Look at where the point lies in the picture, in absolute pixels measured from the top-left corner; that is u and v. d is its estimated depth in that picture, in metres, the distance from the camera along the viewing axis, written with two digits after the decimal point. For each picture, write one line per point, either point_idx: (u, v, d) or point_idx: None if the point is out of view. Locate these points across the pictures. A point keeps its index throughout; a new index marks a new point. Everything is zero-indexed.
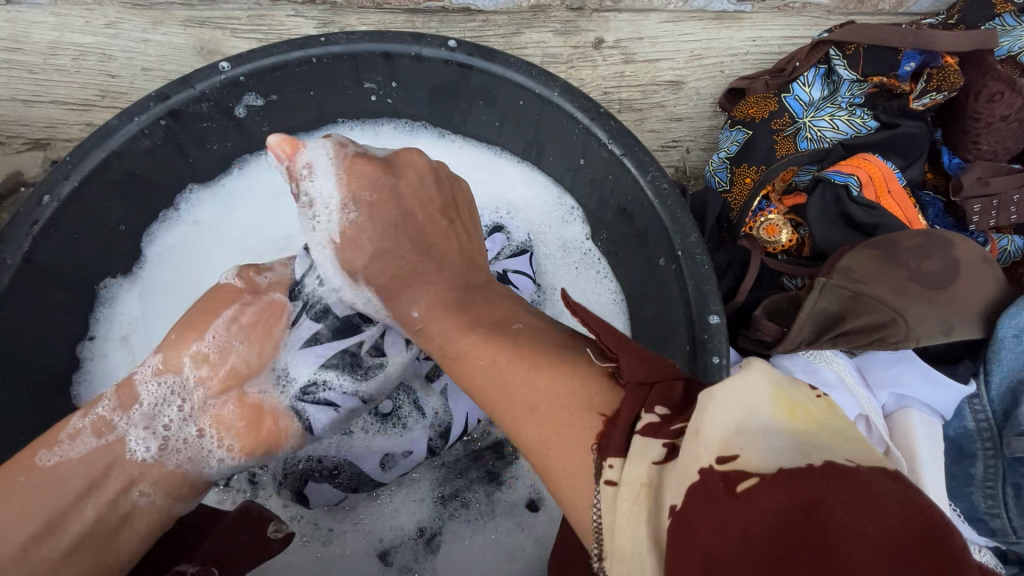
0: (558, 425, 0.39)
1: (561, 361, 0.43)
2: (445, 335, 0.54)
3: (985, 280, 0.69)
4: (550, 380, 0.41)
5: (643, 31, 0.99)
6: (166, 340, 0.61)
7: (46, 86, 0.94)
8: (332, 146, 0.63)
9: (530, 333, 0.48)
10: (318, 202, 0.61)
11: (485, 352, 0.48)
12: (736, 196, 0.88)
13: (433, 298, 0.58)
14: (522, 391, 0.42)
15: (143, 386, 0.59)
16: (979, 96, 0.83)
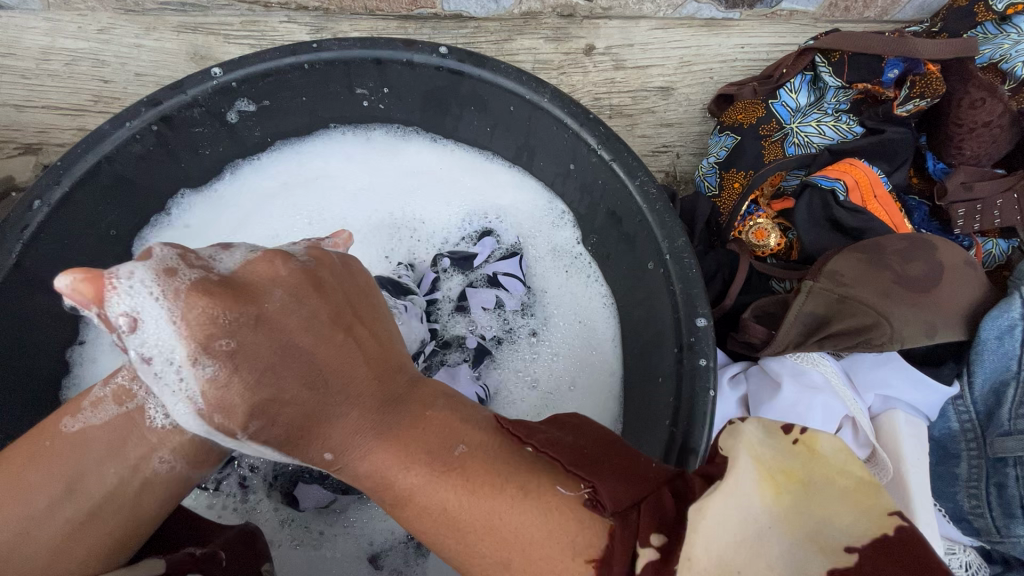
0: (542, 528, 0.39)
1: (523, 496, 0.40)
2: (372, 468, 0.44)
3: (968, 282, 0.71)
4: (517, 518, 0.39)
5: (633, 38, 1.00)
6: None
7: (38, 91, 0.94)
8: (155, 278, 0.43)
9: (475, 456, 0.43)
10: (308, 237, 0.56)
11: (428, 494, 0.42)
12: (725, 201, 0.89)
13: (353, 423, 0.45)
14: (488, 533, 0.39)
15: (157, 357, 0.56)
16: (961, 103, 0.84)
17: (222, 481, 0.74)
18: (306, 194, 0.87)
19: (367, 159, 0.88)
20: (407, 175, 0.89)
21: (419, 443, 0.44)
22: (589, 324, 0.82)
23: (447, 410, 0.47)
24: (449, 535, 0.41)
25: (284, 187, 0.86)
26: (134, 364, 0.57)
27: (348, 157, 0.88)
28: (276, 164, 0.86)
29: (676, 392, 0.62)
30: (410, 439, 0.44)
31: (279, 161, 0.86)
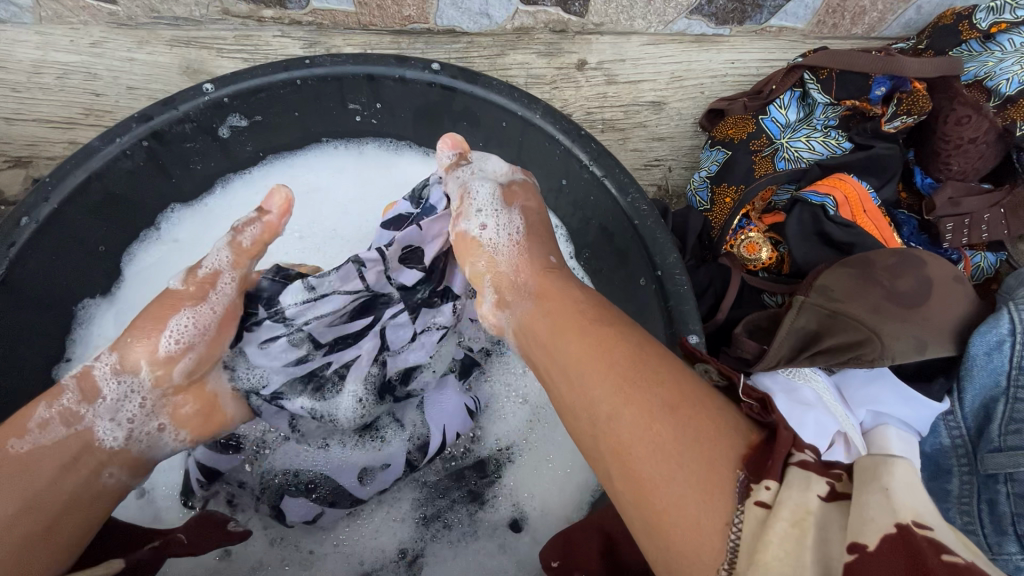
0: (700, 431, 0.39)
1: (683, 382, 0.42)
2: (560, 324, 0.51)
3: (957, 298, 0.71)
4: (678, 389, 0.42)
5: (624, 53, 1.01)
6: (122, 338, 0.58)
7: (29, 103, 0.94)
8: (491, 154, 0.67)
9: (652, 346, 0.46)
10: (489, 166, 0.66)
11: (602, 350, 0.46)
12: (715, 215, 0.90)
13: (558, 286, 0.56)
14: (650, 394, 0.41)
15: (105, 382, 0.57)
16: (948, 119, 0.85)
17: (208, 499, 0.72)
18: (296, 209, 0.86)
19: (359, 173, 0.88)
20: (398, 188, 0.88)
21: (615, 333, 0.47)
22: None
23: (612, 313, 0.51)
24: (613, 395, 0.42)
25: None
26: (83, 380, 0.56)
27: (341, 171, 0.88)
28: (268, 177, 0.86)
29: None
30: (600, 332, 0.48)
31: (270, 175, 0.86)
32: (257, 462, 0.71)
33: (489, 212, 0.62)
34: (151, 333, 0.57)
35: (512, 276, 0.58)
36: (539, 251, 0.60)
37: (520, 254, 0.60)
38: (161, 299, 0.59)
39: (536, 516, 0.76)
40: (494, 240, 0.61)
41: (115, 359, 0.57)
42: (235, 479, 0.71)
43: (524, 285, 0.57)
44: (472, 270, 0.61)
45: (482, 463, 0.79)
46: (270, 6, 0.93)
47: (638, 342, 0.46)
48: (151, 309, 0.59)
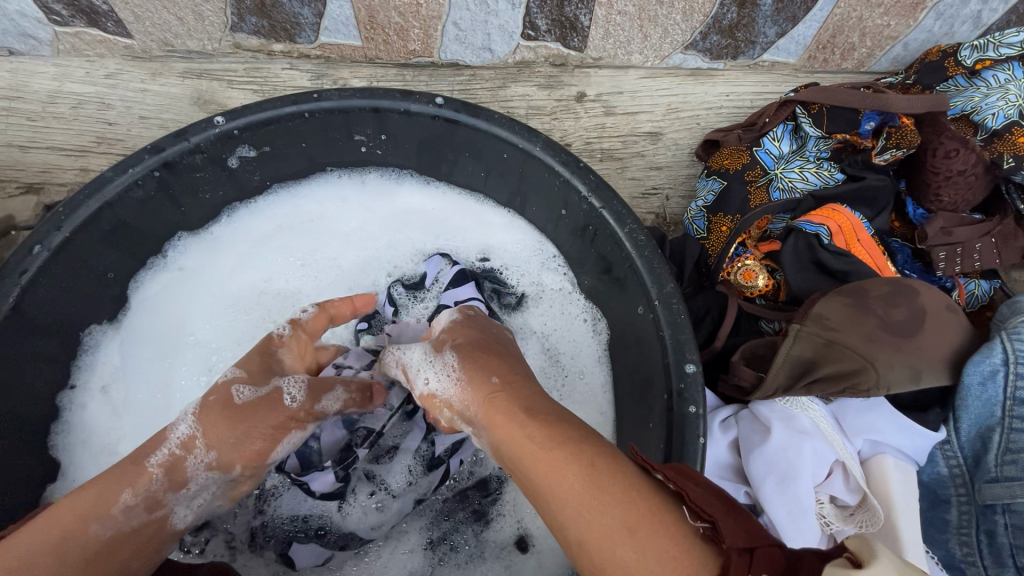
0: (660, 553, 0.40)
1: (646, 512, 0.42)
2: (517, 447, 0.48)
3: (950, 327, 0.72)
4: (639, 515, 0.42)
5: (622, 86, 1.04)
6: (223, 435, 0.58)
7: (43, 132, 0.97)
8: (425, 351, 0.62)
9: (610, 465, 0.45)
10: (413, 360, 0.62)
11: (565, 484, 0.44)
12: (713, 244, 0.91)
13: (512, 400, 0.52)
14: (611, 529, 0.41)
15: (194, 472, 0.57)
16: (937, 152, 0.87)
17: (206, 543, 0.71)
18: (302, 238, 0.89)
19: (362, 203, 0.91)
20: (399, 215, 0.91)
21: (569, 457, 0.45)
22: (578, 357, 0.84)
23: (558, 424, 0.48)
24: (576, 523, 0.43)
25: (277, 230, 0.88)
26: (173, 469, 0.56)
27: (343, 201, 0.90)
28: (272, 207, 0.88)
29: (666, 438, 0.63)
30: (552, 456, 0.45)
31: (274, 205, 0.88)
32: (258, 513, 0.72)
33: (427, 367, 0.60)
34: (260, 444, 0.59)
35: (463, 409, 0.56)
36: (481, 374, 0.55)
37: (462, 387, 0.56)
38: (270, 414, 0.59)
39: (541, 537, 0.75)
40: (442, 392, 0.58)
41: (211, 456, 0.58)
42: (223, 527, 0.71)
43: (475, 418, 0.54)
44: (445, 421, 0.59)
45: (484, 483, 0.79)
46: (279, 40, 0.97)
47: (588, 460, 0.45)
48: (256, 414, 0.59)
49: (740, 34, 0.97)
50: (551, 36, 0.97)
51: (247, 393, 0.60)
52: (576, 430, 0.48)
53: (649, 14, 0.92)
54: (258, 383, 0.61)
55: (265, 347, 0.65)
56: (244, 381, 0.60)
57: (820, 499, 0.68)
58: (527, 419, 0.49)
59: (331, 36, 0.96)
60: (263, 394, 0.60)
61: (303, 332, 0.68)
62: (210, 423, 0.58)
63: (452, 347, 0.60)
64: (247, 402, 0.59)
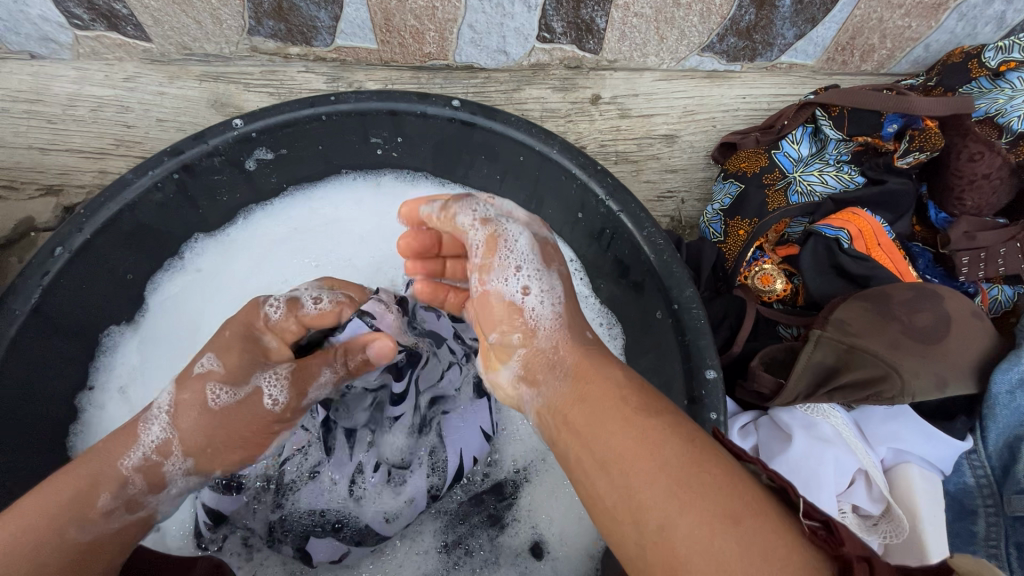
0: (763, 544, 0.37)
1: (749, 500, 0.39)
2: (609, 413, 0.47)
3: (976, 334, 0.71)
4: (739, 500, 0.39)
5: (638, 88, 1.03)
6: (200, 444, 0.57)
7: (63, 135, 0.98)
8: (536, 247, 0.60)
9: (708, 444, 0.44)
10: (524, 261, 0.59)
11: (659, 455, 0.42)
12: (730, 247, 0.90)
13: (603, 371, 0.52)
14: (704, 506, 0.39)
15: (173, 476, 0.57)
16: (960, 155, 0.87)
17: (224, 540, 0.72)
18: (316, 240, 0.89)
19: (378, 205, 0.90)
20: None
21: (666, 429, 0.44)
22: None
23: (654, 401, 0.48)
24: (666, 497, 0.40)
25: (293, 232, 0.88)
26: (150, 474, 0.55)
27: (359, 202, 0.90)
28: (288, 209, 0.88)
29: None
30: (647, 425, 0.45)
31: (290, 207, 0.89)
32: (276, 507, 0.70)
33: (528, 271, 0.59)
34: (240, 447, 0.59)
35: (548, 352, 0.56)
36: (575, 324, 0.58)
37: (559, 324, 0.57)
38: (250, 416, 0.58)
39: (557, 543, 0.75)
40: (536, 310, 0.58)
41: (189, 462, 0.57)
42: (242, 522, 0.71)
43: (559, 360, 0.55)
44: (503, 336, 0.58)
45: (499, 486, 0.79)
46: (296, 44, 0.97)
47: (690, 438, 0.44)
48: (232, 419, 0.58)
49: (758, 36, 0.96)
50: (567, 38, 0.96)
51: (222, 398, 0.57)
52: (677, 409, 0.47)
53: (665, 15, 0.92)
54: (238, 385, 0.58)
55: (247, 333, 0.60)
56: (219, 381, 0.58)
57: (842, 508, 0.66)
58: (626, 391, 0.49)
59: (347, 39, 0.96)
60: (240, 398, 0.58)
61: (300, 319, 0.63)
62: (187, 428, 0.57)
63: (554, 263, 0.60)
64: (221, 406, 0.57)
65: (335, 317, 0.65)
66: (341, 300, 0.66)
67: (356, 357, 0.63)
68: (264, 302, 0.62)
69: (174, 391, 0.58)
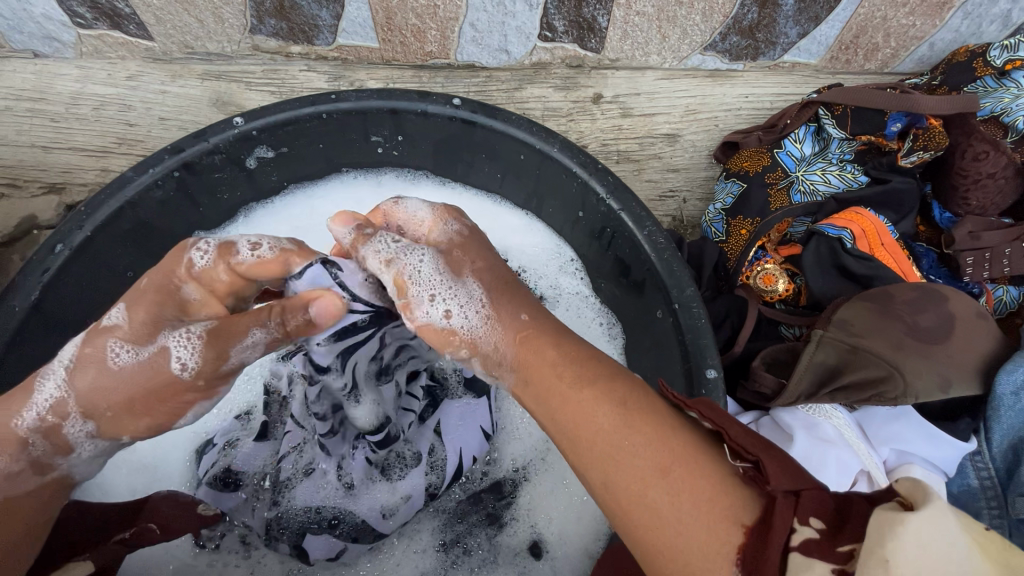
0: (692, 493, 0.39)
1: (678, 450, 0.41)
2: (546, 381, 0.47)
3: (981, 335, 0.70)
4: (671, 452, 0.41)
5: (640, 87, 1.03)
6: (101, 408, 0.50)
7: (66, 133, 0.98)
8: (437, 263, 0.52)
9: (639, 400, 0.44)
10: (430, 288, 0.51)
11: (595, 417, 0.43)
12: (732, 247, 0.90)
13: (540, 334, 0.50)
14: (637, 462, 0.41)
15: (76, 442, 0.51)
16: (965, 154, 0.86)
17: (222, 538, 0.72)
18: (316, 238, 0.88)
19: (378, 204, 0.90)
20: None
21: (598, 390, 0.45)
22: None
23: (591, 363, 0.47)
24: (599, 466, 0.42)
25: (293, 230, 0.88)
26: (49, 436, 0.50)
27: (361, 202, 0.90)
28: (289, 207, 0.88)
29: None
30: (579, 389, 0.45)
31: (291, 205, 0.88)
32: (272, 504, 0.69)
33: (441, 292, 0.50)
34: (146, 413, 0.51)
35: (490, 355, 0.51)
36: (508, 309, 0.51)
37: (492, 326, 0.51)
38: (155, 380, 0.50)
39: (556, 543, 0.75)
40: (466, 328, 0.51)
41: (91, 426, 0.51)
42: (239, 520, 0.71)
43: (503, 359, 0.50)
44: (456, 357, 0.52)
45: (499, 485, 0.78)
46: (298, 43, 0.97)
47: (621, 402, 0.44)
48: (135, 382, 0.50)
49: (761, 34, 0.95)
50: (568, 37, 0.96)
51: (125, 356, 0.49)
52: (611, 371, 0.47)
53: (667, 14, 0.91)
54: (140, 344, 0.50)
55: (166, 283, 0.52)
56: (122, 338, 0.50)
57: None
58: (559, 353, 0.48)
59: (349, 38, 0.96)
60: (144, 359, 0.49)
61: (231, 268, 0.52)
62: (84, 389, 0.49)
63: (467, 274, 0.52)
64: (123, 366, 0.49)
65: (280, 267, 0.53)
66: (286, 248, 0.53)
67: (295, 318, 0.51)
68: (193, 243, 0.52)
69: (77, 346, 0.51)
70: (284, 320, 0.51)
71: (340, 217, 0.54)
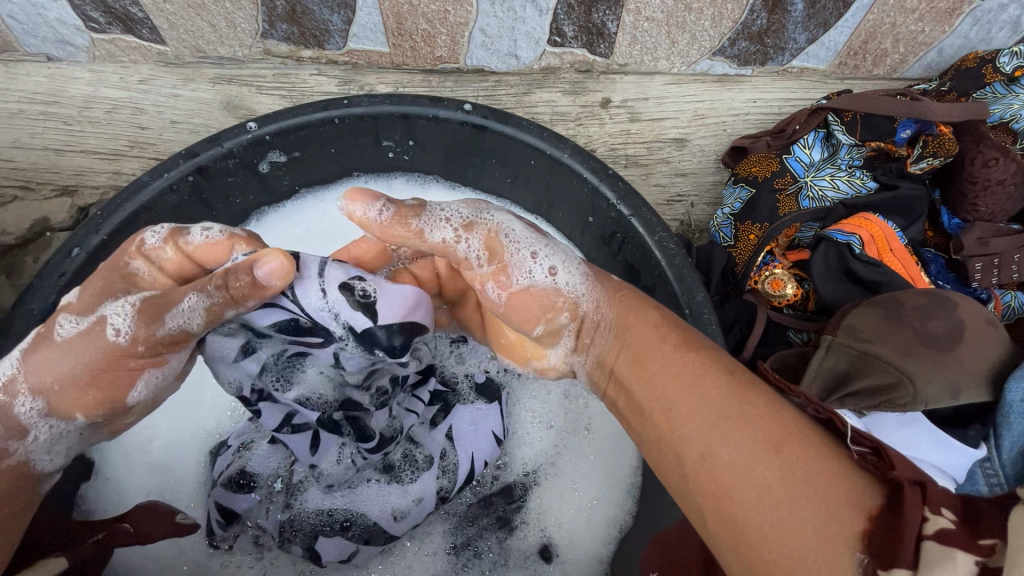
0: (810, 471, 0.42)
1: (797, 432, 0.44)
2: (657, 354, 0.52)
3: (989, 341, 0.70)
4: (788, 431, 0.44)
5: (648, 92, 1.03)
6: (44, 383, 0.51)
7: (78, 136, 0.99)
8: (528, 229, 0.60)
9: (751, 381, 0.49)
10: (536, 251, 0.59)
11: (706, 390, 0.48)
12: (740, 252, 0.90)
13: (646, 317, 0.56)
14: (750, 431, 0.45)
15: (31, 423, 0.52)
16: (975, 161, 0.86)
17: (235, 539, 0.72)
18: (327, 241, 0.89)
19: None
20: None
21: (711, 367, 0.49)
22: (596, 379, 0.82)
23: (701, 345, 0.53)
24: (704, 435, 0.46)
25: (305, 234, 0.89)
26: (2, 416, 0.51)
27: None
28: (301, 211, 0.89)
29: None
30: (690, 363, 0.50)
31: (302, 209, 0.89)
32: (285, 507, 0.70)
33: (543, 252, 0.59)
34: (92, 388, 0.52)
35: (593, 317, 0.59)
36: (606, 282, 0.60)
37: (597, 293, 0.59)
38: (93, 351, 0.50)
39: (566, 547, 0.75)
40: (572, 285, 0.59)
41: (41, 403, 0.52)
42: (252, 522, 0.71)
43: (603, 319, 0.58)
44: (556, 320, 0.59)
45: (509, 489, 0.79)
46: (308, 47, 0.98)
47: (730, 383, 0.48)
48: (76, 353, 0.51)
49: (770, 40, 0.96)
50: (578, 42, 0.97)
51: (68, 328, 0.51)
52: (717, 355, 0.51)
53: (677, 20, 0.92)
54: (82, 315, 0.51)
55: (115, 263, 0.54)
56: (70, 312, 0.52)
57: None
58: (669, 334, 0.53)
59: (359, 43, 0.97)
60: (83, 329, 0.51)
61: (178, 249, 0.55)
62: (31, 363, 0.51)
63: (552, 234, 0.61)
64: (66, 339, 0.51)
65: (226, 251, 0.55)
66: (232, 231, 0.55)
67: (239, 282, 0.50)
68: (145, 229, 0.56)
69: (40, 327, 0.53)
70: (226, 283, 0.50)
71: (355, 195, 0.51)
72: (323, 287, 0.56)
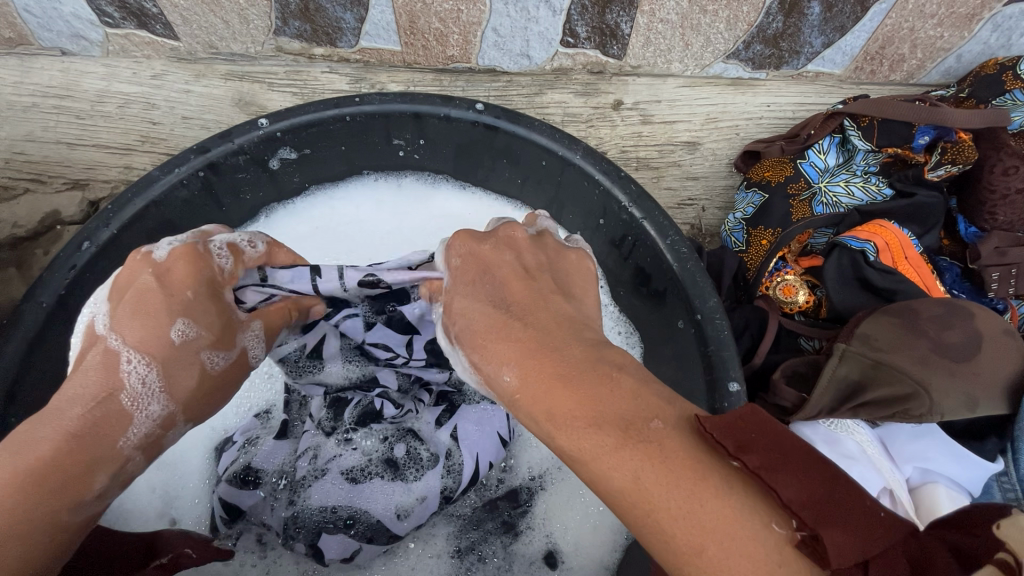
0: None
1: (714, 516, 0.31)
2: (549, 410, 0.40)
3: (1009, 352, 0.69)
4: (704, 520, 0.32)
5: (661, 95, 1.02)
6: (188, 408, 0.57)
7: (91, 130, 0.99)
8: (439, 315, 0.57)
9: (651, 444, 0.35)
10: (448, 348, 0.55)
11: (605, 469, 0.36)
12: (752, 257, 0.89)
13: (524, 347, 0.45)
14: (661, 530, 0.33)
15: (169, 441, 0.57)
16: (994, 169, 0.85)
17: (239, 537, 0.72)
18: (334, 238, 0.89)
19: (397, 206, 0.90)
20: (433, 219, 0.90)
21: (600, 431, 0.37)
22: None
23: (592, 378, 0.40)
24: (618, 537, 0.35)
25: (313, 231, 0.89)
26: (150, 447, 0.54)
27: (380, 203, 0.90)
28: (308, 208, 0.89)
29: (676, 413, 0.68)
30: (578, 426, 0.38)
31: (311, 206, 0.89)
32: (289, 503, 0.70)
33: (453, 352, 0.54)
34: (221, 398, 0.62)
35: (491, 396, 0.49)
36: (479, 307, 0.52)
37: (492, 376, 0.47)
38: (235, 372, 0.62)
39: (572, 554, 0.74)
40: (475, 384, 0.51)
41: (183, 425, 0.58)
42: (257, 519, 0.70)
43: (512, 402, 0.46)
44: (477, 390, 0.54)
45: (514, 493, 0.78)
46: (320, 44, 0.98)
47: (635, 471, 0.34)
48: (227, 377, 0.61)
49: (785, 44, 0.95)
50: (591, 43, 0.96)
51: (218, 360, 0.59)
52: (623, 412, 0.37)
53: (692, 22, 0.91)
54: (226, 346, 0.59)
55: (212, 292, 0.58)
56: (211, 347, 0.58)
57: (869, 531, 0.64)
58: (550, 375, 0.42)
59: (372, 41, 0.97)
60: (230, 359, 0.61)
61: (248, 266, 0.61)
62: (183, 398, 0.56)
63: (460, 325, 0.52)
64: (219, 369, 0.59)
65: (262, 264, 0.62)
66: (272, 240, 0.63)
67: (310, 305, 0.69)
68: (208, 251, 0.58)
69: (153, 364, 0.53)
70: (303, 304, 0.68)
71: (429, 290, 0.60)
72: (342, 282, 0.61)
